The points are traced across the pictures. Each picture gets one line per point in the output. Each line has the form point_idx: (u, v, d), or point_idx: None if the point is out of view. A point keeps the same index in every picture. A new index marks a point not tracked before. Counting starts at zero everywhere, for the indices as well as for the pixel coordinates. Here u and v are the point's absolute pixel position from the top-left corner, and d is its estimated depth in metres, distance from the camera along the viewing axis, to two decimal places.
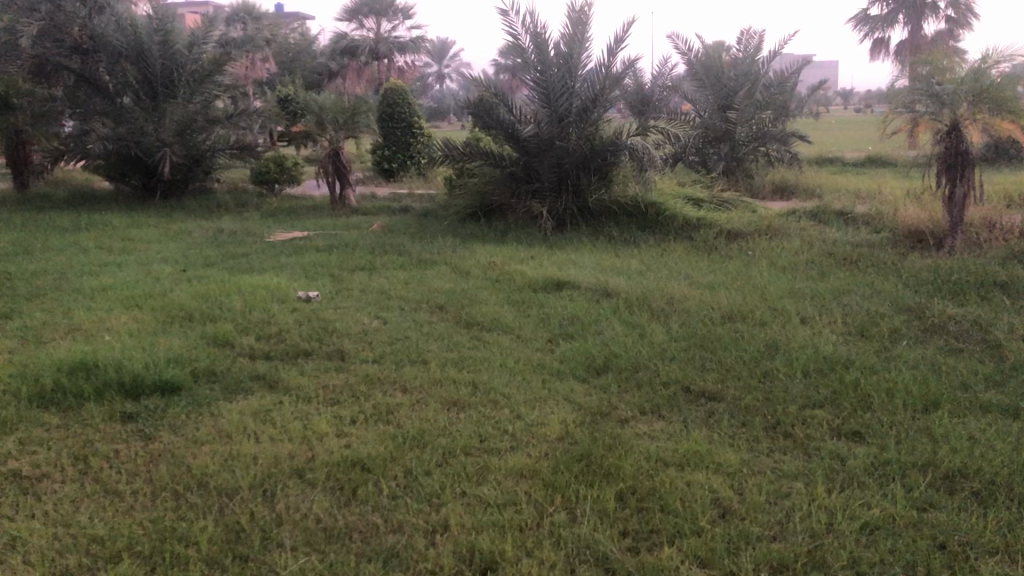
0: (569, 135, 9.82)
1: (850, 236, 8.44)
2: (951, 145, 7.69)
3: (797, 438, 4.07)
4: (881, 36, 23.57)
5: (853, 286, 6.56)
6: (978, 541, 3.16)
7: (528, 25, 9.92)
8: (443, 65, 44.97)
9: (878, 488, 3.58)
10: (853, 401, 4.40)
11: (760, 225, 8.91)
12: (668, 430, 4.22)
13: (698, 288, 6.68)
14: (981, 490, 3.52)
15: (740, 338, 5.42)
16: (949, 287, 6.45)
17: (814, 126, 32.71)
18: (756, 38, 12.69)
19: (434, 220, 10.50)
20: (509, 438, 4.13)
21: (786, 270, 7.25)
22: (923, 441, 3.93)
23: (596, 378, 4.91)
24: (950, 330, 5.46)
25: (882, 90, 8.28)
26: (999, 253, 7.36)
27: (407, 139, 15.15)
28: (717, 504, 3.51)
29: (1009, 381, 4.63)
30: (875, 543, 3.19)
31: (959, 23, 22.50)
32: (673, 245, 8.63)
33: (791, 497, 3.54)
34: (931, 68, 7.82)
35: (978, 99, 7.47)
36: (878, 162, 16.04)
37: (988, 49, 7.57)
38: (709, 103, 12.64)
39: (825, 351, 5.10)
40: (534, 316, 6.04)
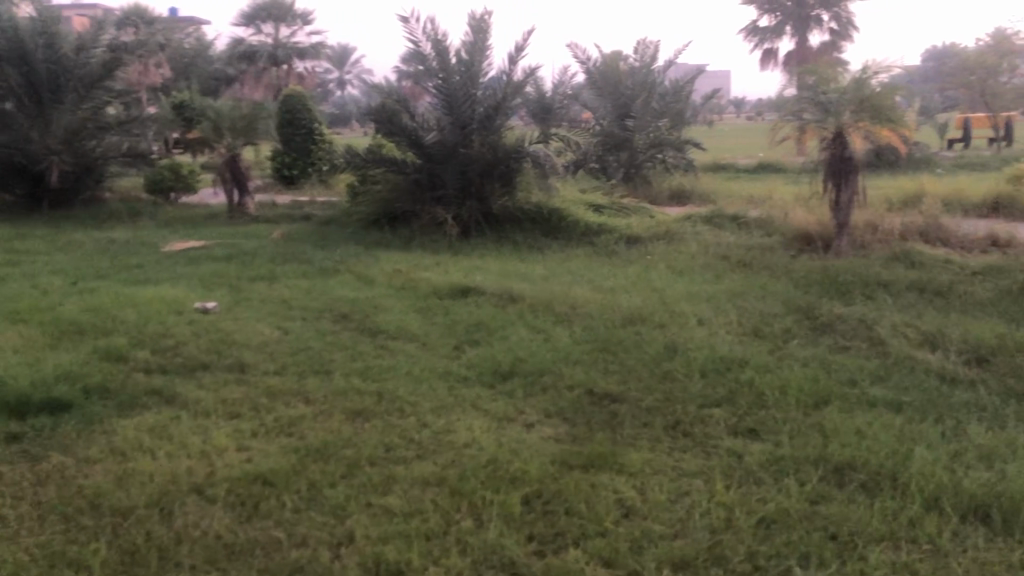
0: (472, 141, 9.88)
1: (743, 240, 8.72)
2: (838, 152, 8.02)
3: (697, 437, 4.19)
4: (769, 47, 24.40)
5: (747, 289, 6.78)
6: (867, 530, 3.31)
7: (429, 33, 9.94)
8: (345, 71, 44.50)
9: (773, 483, 3.71)
10: (749, 399, 4.55)
11: (659, 230, 9.12)
12: (573, 433, 4.28)
13: (600, 292, 6.80)
14: (868, 481, 3.69)
15: (641, 341, 5.53)
16: (836, 287, 6.74)
17: (709, 134, 33.66)
18: (652, 49, 13.09)
19: (336, 227, 10.36)
20: (415, 447, 4.12)
21: (684, 273, 7.45)
22: (815, 436, 4.10)
23: (501, 383, 4.93)
24: (837, 329, 5.70)
25: (772, 100, 8.56)
26: (882, 254, 7.74)
27: (307, 145, 14.92)
28: (621, 504, 3.57)
29: (892, 376, 4.87)
30: (770, 536, 3.31)
31: (842, 35, 23.51)
32: (576, 250, 8.75)
33: (691, 495, 3.63)
34: (816, 78, 8.14)
35: (860, 109, 7.91)
36: (769, 169, 16.60)
37: (867, 61, 8.01)
38: (608, 113, 12.87)
39: (721, 351, 5.25)
40: (440, 324, 6.03)
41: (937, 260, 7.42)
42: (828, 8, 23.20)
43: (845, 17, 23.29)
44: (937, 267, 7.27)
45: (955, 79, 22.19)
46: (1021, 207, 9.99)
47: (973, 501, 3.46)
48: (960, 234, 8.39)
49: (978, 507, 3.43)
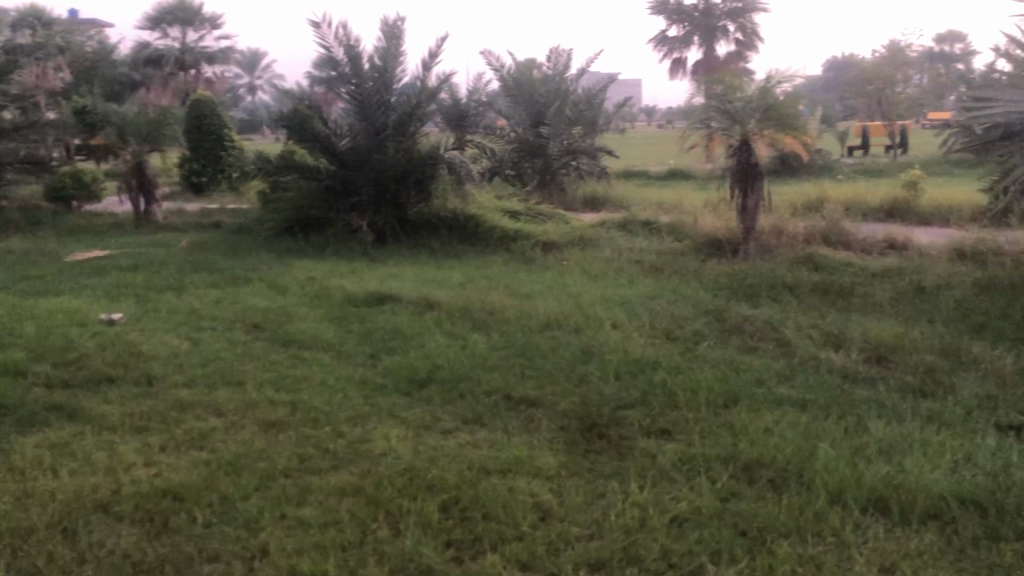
0: (386, 148, 9.82)
1: (655, 245, 8.90)
2: (744, 158, 8.27)
3: (612, 439, 4.26)
4: (678, 57, 24.93)
5: (659, 293, 6.91)
6: (775, 525, 3.41)
7: (340, 38, 9.83)
8: (255, 76, 43.72)
9: (685, 482, 3.80)
10: (662, 400, 4.65)
11: (574, 236, 9.22)
12: (491, 438, 4.30)
13: (516, 298, 6.84)
14: (776, 478, 3.80)
15: (557, 345, 5.59)
16: (744, 290, 6.94)
17: (621, 141, 34.24)
18: (565, 56, 13.27)
19: (248, 234, 10.16)
20: (331, 457, 4.07)
21: (598, 278, 7.55)
22: (725, 434, 4.21)
23: (418, 391, 4.91)
24: (745, 331, 5.87)
25: (682, 108, 8.77)
26: (787, 258, 7.99)
27: (217, 152, 14.61)
28: (538, 508, 3.60)
29: (797, 375, 5.04)
30: (684, 534, 3.38)
31: (746, 46, 24.25)
32: (492, 256, 8.79)
33: (607, 496, 3.69)
34: (723, 87, 8.32)
35: (765, 117, 8.15)
36: (679, 175, 16.96)
37: (771, 70, 8.26)
38: (522, 119, 12.98)
39: (634, 354, 5.34)
40: (355, 332, 5.97)
41: (839, 263, 7.69)
42: (732, 20, 23.88)
43: (749, 28, 24.00)
44: (838, 269, 7.55)
45: (854, 89, 23.02)
46: (915, 212, 10.43)
47: (873, 493, 3.60)
48: (860, 238, 8.71)
49: (878, 500, 3.58)
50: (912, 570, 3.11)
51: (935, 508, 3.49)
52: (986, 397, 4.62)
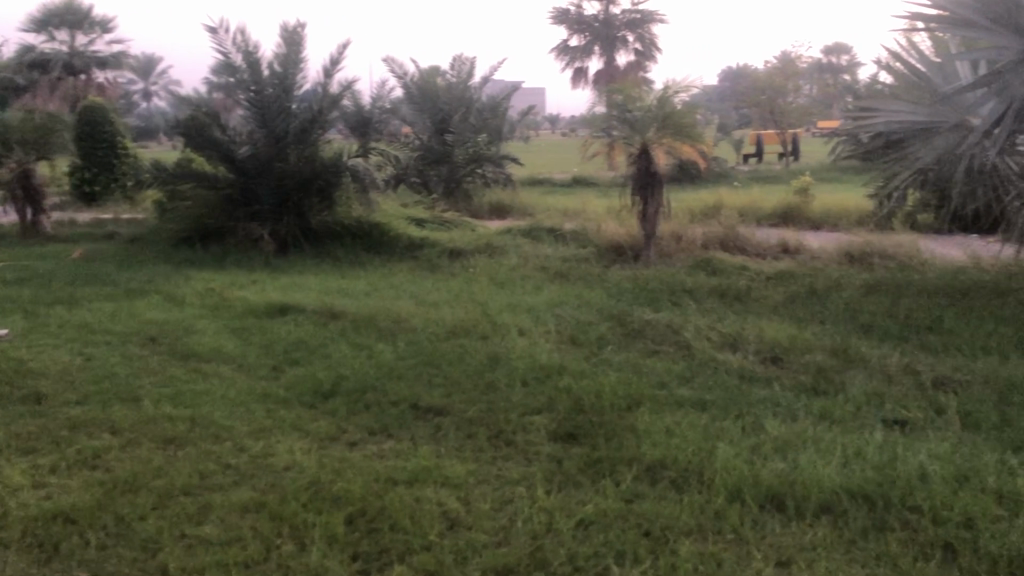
0: (287, 155, 9.65)
1: (560, 251, 9.02)
2: (644, 166, 8.44)
3: (518, 445, 4.29)
4: (579, 67, 25.27)
5: (564, 298, 7.00)
6: (677, 524, 3.50)
7: (238, 43, 9.64)
8: (150, 82, 42.40)
9: (591, 486, 3.86)
10: (567, 405, 4.71)
11: (480, 243, 9.26)
12: (397, 448, 4.28)
13: (422, 306, 6.82)
14: (678, 478, 3.90)
15: (463, 353, 5.59)
16: (646, 295, 7.09)
17: (525, 149, 34.50)
18: (468, 64, 13.11)
19: (143, 245, 9.85)
20: (233, 473, 3.98)
21: (505, 285, 7.61)
22: (628, 437, 4.30)
23: (323, 403, 4.85)
24: (648, 334, 6.00)
25: (584, 116, 8.88)
26: (686, 263, 8.22)
27: (111, 159, 14.13)
28: (445, 517, 3.60)
29: (697, 377, 5.19)
30: (589, 537, 3.43)
31: (645, 56, 24.83)
32: (398, 264, 8.74)
33: (514, 502, 3.72)
34: (623, 96, 8.45)
35: (663, 126, 8.34)
36: (583, 183, 17.22)
37: (669, 80, 8.43)
38: (426, 127, 12.83)
39: (540, 359, 5.40)
40: (258, 344, 5.86)
41: (736, 266, 7.95)
42: (631, 30, 24.39)
43: (648, 38, 24.61)
44: (735, 273, 7.80)
45: (748, 99, 23.78)
46: (806, 217, 10.86)
47: (769, 490, 3.72)
48: (755, 241, 9.04)
49: (774, 496, 3.71)
50: (807, 562, 3.24)
51: (827, 502, 3.64)
52: (873, 393, 4.85)
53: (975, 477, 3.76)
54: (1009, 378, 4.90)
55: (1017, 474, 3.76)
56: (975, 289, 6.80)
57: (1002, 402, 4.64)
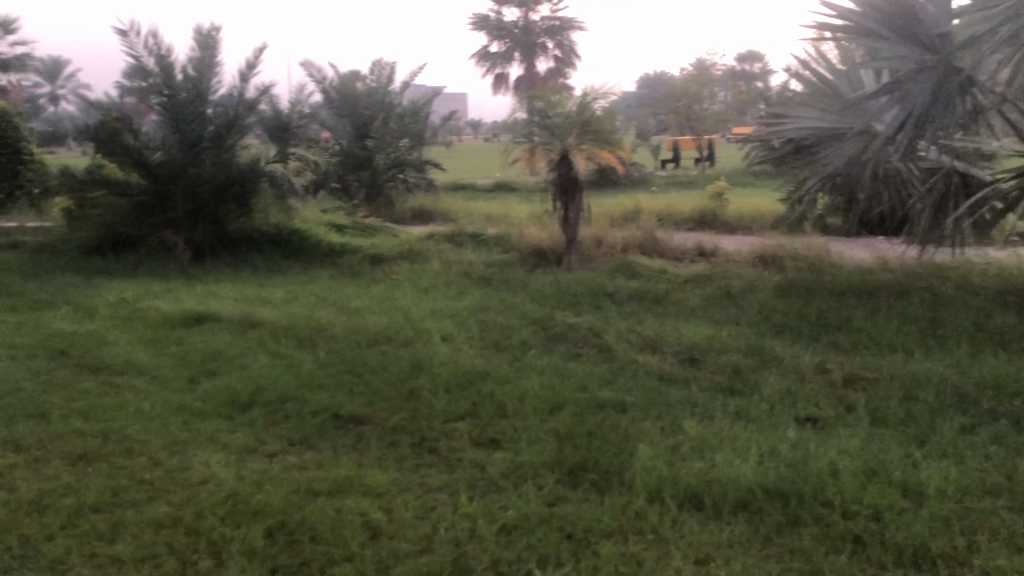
0: (202, 160, 9.37)
1: (483, 257, 9.04)
2: (564, 172, 8.57)
3: (441, 453, 4.28)
4: (500, 73, 25.37)
5: (487, 304, 7.02)
6: (598, 526, 3.53)
7: (150, 46, 9.40)
8: (58, 86, 40.96)
9: (513, 491, 3.87)
10: (490, 410, 4.72)
11: (402, 249, 9.21)
12: (318, 459, 4.22)
13: (344, 314, 6.75)
14: (599, 480, 3.95)
15: (385, 360, 5.56)
16: (568, 299, 7.16)
17: (447, 154, 34.42)
18: (388, 69, 13.09)
19: (51, 254, 9.50)
20: (147, 488, 3.87)
21: (428, 291, 7.58)
22: (550, 441, 4.33)
23: (241, 414, 4.76)
24: (570, 338, 6.05)
25: (505, 122, 8.84)
26: (607, 267, 8.33)
27: (14, 167, 13.43)
28: (367, 527, 3.57)
29: (618, 379, 5.26)
30: (512, 542, 3.45)
31: (565, 63, 25.10)
32: (318, 272, 8.63)
33: (437, 510, 3.70)
34: (544, 102, 8.53)
35: (583, 132, 8.44)
36: (505, 188, 17.27)
37: (588, 87, 8.55)
38: (346, 133, 12.73)
39: (463, 365, 5.40)
40: (173, 355, 5.71)
41: (654, 270, 8.09)
42: (551, 37, 24.61)
43: (567, 45, 24.87)
44: (654, 276, 7.95)
45: (665, 106, 24.23)
46: (722, 221, 11.09)
47: (688, 489, 3.79)
48: (672, 245, 9.15)
49: (693, 495, 3.78)
50: (724, 559, 3.31)
51: (744, 499, 3.72)
52: (786, 392, 4.99)
53: (883, 471, 3.90)
54: (913, 374, 5.09)
55: (920, 467, 3.92)
56: (882, 289, 7.06)
57: (906, 398, 4.82)
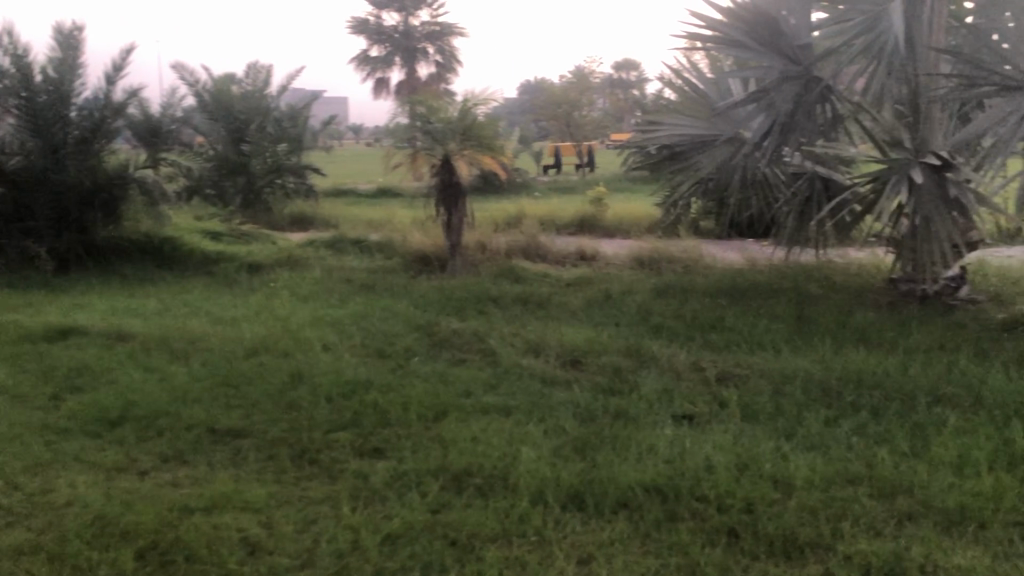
0: (65, 167, 8.85)
1: (365, 263, 8.93)
2: (446, 177, 8.55)
3: (323, 464, 4.20)
4: (380, 78, 25.18)
5: (369, 311, 6.93)
6: (482, 531, 3.54)
7: (5, 46, 8.89)
8: None
9: (398, 499, 3.84)
10: (373, 419, 4.67)
11: (280, 256, 9.01)
12: (194, 475, 4.08)
13: (220, 324, 6.54)
14: (483, 485, 3.95)
15: (264, 371, 5.42)
16: (452, 305, 7.15)
17: (328, 160, 33.87)
18: (263, 73, 12.72)
19: None
20: (5, 514, 3.65)
21: (308, 299, 7.43)
22: (434, 448, 4.31)
23: (109, 431, 4.54)
24: (454, 344, 6.04)
25: (386, 127, 8.72)
26: (490, 272, 8.37)
27: None
28: (245, 543, 3.47)
29: (502, 383, 5.28)
30: (395, 552, 3.41)
31: (446, 68, 25.15)
32: (192, 281, 8.34)
33: (318, 523, 3.63)
34: (425, 108, 8.49)
35: (465, 137, 8.45)
36: (387, 194, 17.12)
37: (469, 92, 8.57)
38: (220, 136, 12.21)
39: (345, 374, 5.31)
40: (34, 371, 5.41)
41: (537, 275, 8.18)
42: (432, 42, 24.62)
43: (447, 50, 24.93)
44: (537, 280, 8.04)
45: (546, 112, 24.55)
46: (601, 225, 11.31)
47: (571, 490, 3.84)
48: (554, 249, 9.31)
49: (575, 496, 3.83)
50: (605, 557, 3.37)
51: (624, 498, 3.80)
52: (664, 391, 5.12)
53: (754, 464, 4.06)
54: (782, 370, 5.32)
55: (790, 459, 4.09)
56: (752, 289, 7.35)
57: (775, 393, 5.03)
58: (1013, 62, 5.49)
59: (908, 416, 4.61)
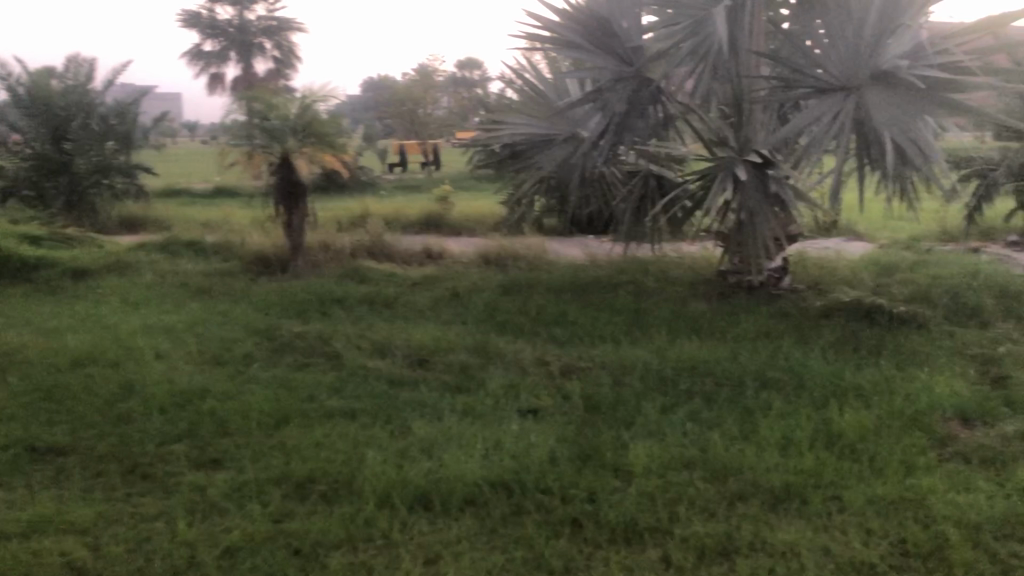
0: None
1: (201, 266, 8.57)
2: (286, 176, 8.33)
3: (156, 478, 4.00)
4: (214, 73, 24.22)
5: (207, 316, 6.65)
6: (326, 538, 3.47)
7: None
8: None
9: (237, 511, 3.70)
10: (210, 429, 4.48)
11: (107, 261, 8.51)
12: (12, 499, 3.80)
13: (41, 335, 6.11)
14: (328, 491, 3.88)
15: (90, 383, 5.10)
16: (294, 307, 6.96)
17: (159, 157, 32.31)
18: (85, 66, 11.77)
19: None
20: None
21: (139, 305, 7.06)
22: (276, 456, 4.18)
23: None
24: (297, 348, 5.89)
25: (220, 124, 8.37)
26: (334, 272, 8.22)
27: None
28: (69, 568, 3.26)
29: (347, 386, 5.19)
30: (235, 566, 3.30)
31: (285, 64, 24.52)
32: (8, 288, 7.76)
33: (151, 540, 3.45)
34: (263, 104, 8.22)
35: (303, 135, 8.25)
36: (224, 193, 16.51)
37: (306, 88, 8.34)
38: (39, 135, 11.19)
39: (180, 383, 5.08)
40: None
41: (382, 274, 8.09)
42: (268, 37, 24.00)
43: (285, 46, 24.34)
44: (383, 280, 7.95)
45: (390, 110, 24.51)
46: (447, 223, 11.32)
47: (417, 491, 3.82)
48: (400, 249, 9.21)
49: (421, 496, 3.81)
50: (452, 556, 3.37)
51: (470, 495, 3.81)
52: (510, 386, 5.18)
53: (596, 454, 4.17)
54: (621, 362, 5.49)
55: (629, 448, 4.23)
56: (593, 284, 7.54)
57: (615, 383, 5.19)
58: (825, 66, 5.86)
59: (738, 401, 4.86)
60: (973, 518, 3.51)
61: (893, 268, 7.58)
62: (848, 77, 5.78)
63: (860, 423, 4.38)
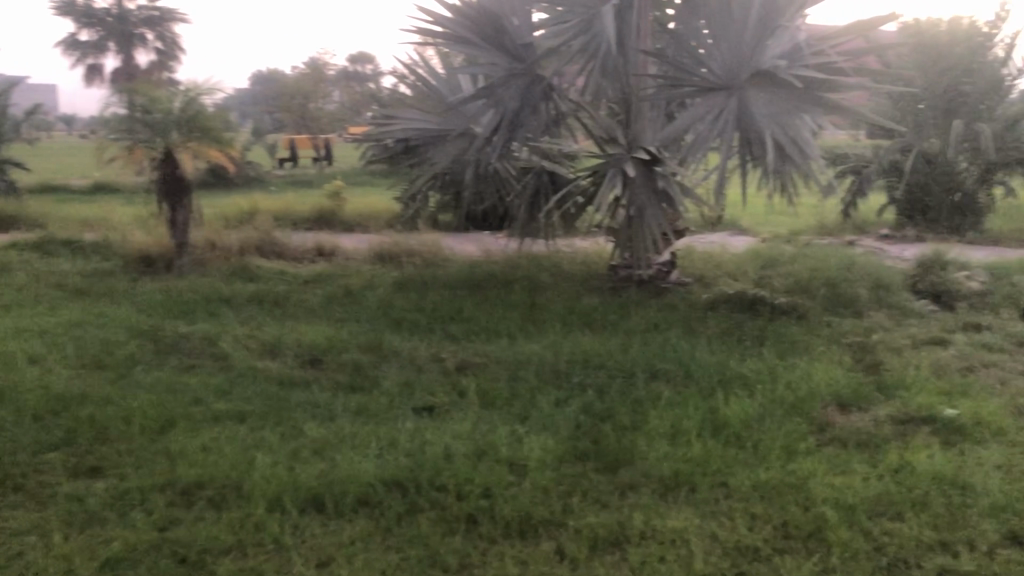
0: None
1: (79, 266, 8.18)
2: (169, 171, 8.04)
3: (30, 490, 3.81)
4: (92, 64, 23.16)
5: (85, 318, 6.36)
6: (213, 544, 3.37)
7: None
8: None
9: (120, 520, 3.56)
10: (89, 437, 4.28)
11: None
12: None
13: None
14: (215, 496, 3.76)
15: None
16: (179, 307, 6.73)
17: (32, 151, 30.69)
18: None
19: None
20: None
21: (11, 308, 6.70)
22: (160, 462, 4.03)
23: None
24: (183, 350, 5.70)
25: (97, 117, 8.00)
26: (222, 271, 7.97)
27: None
28: None
29: (236, 388, 5.05)
30: None
31: (168, 55, 23.63)
32: None
33: (24, 556, 3.28)
34: (144, 97, 7.90)
35: (188, 129, 7.97)
36: (104, 189, 15.82)
37: (191, 80, 8.08)
38: None
39: (56, 389, 4.84)
40: None
41: (272, 273, 7.90)
42: (150, 28, 23.10)
43: (168, 37, 23.46)
44: (273, 278, 7.77)
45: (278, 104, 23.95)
46: (339, 220, 11.14)
47: (309, 493, 3.75)
48: (291, 246, 9.00)
49: (313, 498, 3.74)
50: (345, 558, 3.33)
51: (364, 495, 3.76)
52: (405, 384, 5.14)
53: (490, 450, 4.18)
54: (516, 357, 5.51)
55: (523, 442, 4.25)
56: (487, 279, 7.56)
57: (510, 378, 5.22)
58: (709, 66, 6.01)
59: (629, 393, 4.95)
60: (849, 499, 3.67)
61: (775, 261, 7.86)
62: (730, 77, 5.95)
63: (745, 412, 4.53)
